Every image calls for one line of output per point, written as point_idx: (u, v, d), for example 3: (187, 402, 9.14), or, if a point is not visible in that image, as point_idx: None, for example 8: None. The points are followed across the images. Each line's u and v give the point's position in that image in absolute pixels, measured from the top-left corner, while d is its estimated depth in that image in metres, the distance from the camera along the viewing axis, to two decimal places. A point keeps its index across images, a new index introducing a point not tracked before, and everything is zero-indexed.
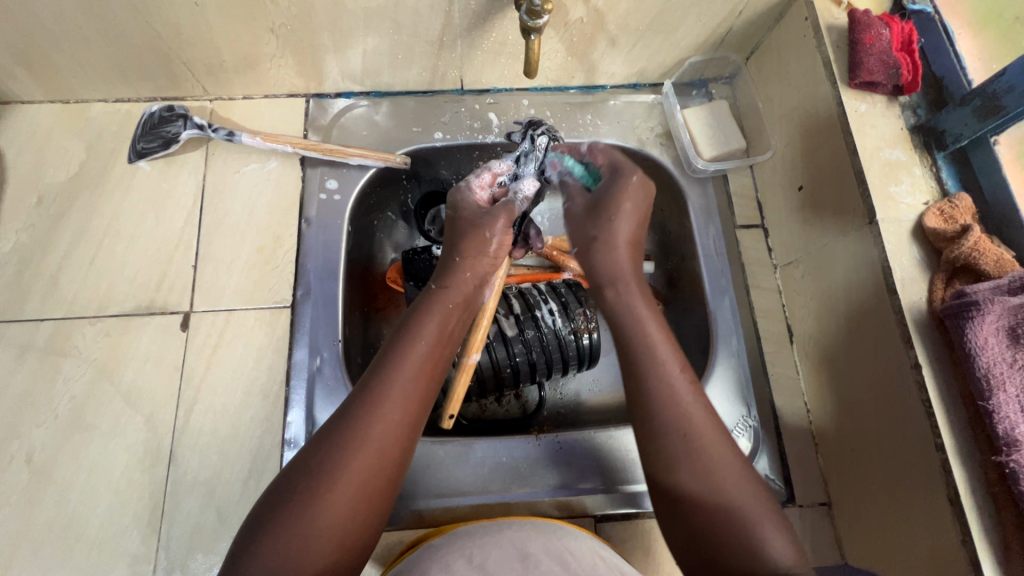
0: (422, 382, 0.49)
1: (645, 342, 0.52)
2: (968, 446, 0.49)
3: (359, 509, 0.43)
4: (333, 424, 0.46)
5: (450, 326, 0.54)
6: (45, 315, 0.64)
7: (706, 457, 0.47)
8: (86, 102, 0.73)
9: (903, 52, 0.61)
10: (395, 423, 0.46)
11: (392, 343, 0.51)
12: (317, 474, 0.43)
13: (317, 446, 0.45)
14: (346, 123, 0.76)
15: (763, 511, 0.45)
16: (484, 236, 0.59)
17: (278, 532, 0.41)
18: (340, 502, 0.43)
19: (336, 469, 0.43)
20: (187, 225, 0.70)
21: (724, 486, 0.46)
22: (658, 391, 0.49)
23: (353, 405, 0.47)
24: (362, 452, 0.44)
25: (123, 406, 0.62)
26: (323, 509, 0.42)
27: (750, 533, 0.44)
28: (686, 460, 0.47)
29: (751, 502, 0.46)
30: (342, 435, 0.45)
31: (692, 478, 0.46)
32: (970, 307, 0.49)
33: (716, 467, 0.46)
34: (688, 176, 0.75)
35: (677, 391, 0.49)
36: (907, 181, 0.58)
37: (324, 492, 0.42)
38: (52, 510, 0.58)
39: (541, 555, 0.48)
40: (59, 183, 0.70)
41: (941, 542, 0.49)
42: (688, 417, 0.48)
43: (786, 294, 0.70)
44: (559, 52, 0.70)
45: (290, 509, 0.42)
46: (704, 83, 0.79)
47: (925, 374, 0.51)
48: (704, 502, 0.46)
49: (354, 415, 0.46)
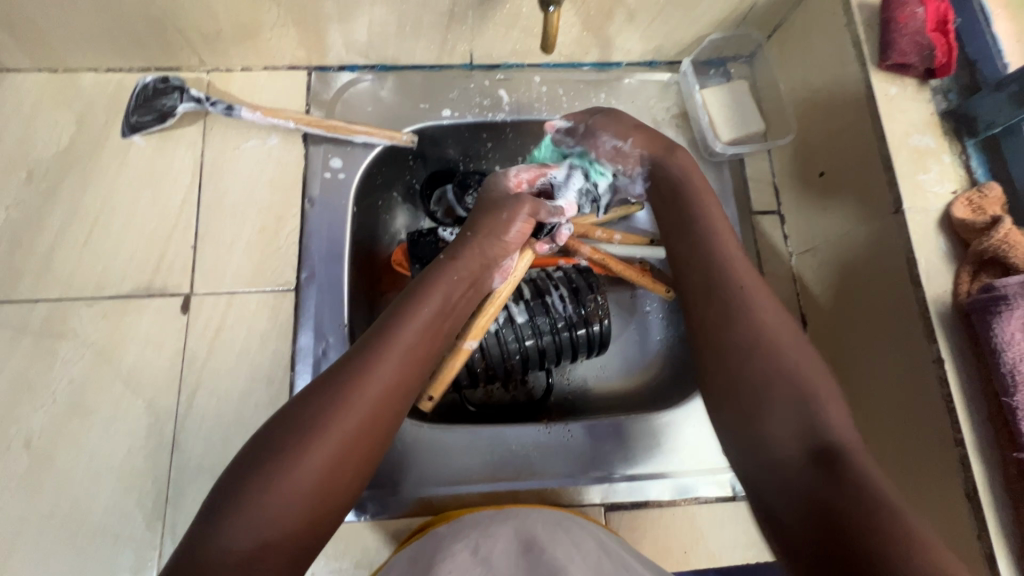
0: (418, 349, 0.50)
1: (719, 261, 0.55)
2: (988, 442, 0.48)
3: (339, 476, 0.43)
4: (326, 382, 0.45)
5: (452, 300, 0.55)
6: (38, 296, 0.62)
7: (774, 345, 0.49)
8: (75, 72, 0.69)
9: (938, 32, 0.57)
10: (387, 389, 0.46)
11: (397, 312, 0.51)
12: (305, 430, 0.42)
13: (307, 401, 0.44)
14: (350, 98, 0.72)
15: (830, 395, 0.47)
16: (496, 215, 0.60)
17: (260, 486, 0.40)
18: (320, 464, 0.41)
19: (325, 426, 0.42)
20: (186, 203, 0.67)
21: (800, 374, 0.48)
22: (736, 307, 0.52)
23: (351, 362, 0.46)
24: (351, 416, 0.44)
25: (124, 389, 0.60)
26: (303, 471, 0.41)
27: (810, 407, 0.46)
28: (750, 343, 0.50)
29: (823, 389, 0.47)
30: (334, 393, 0.44)
31: (762, 360, 0.49)
32: (998, 301, 0.47)
33: (790, 364, 0.48)
34: (704, 159, 0.73)
35: (746, 298, 0.52)
36: (936, 169, 0.56)
37: (306, 451, 0.41)
38: (53, 494, 0.57)
39: (550, 544, 0.49)
40: (49, 157, 0.67)
41: (954, 537, 0.49)
42: (758, 320, 0.51)
43: (801, 283, 0.69)
44: (575, 26, 0.67)
45: (272, 466, 0.40)
46: (722, 62, 0.77)
47: (947, 369, 0.50)
48: (761, 379, 0.49)
49: (348, 376, 0.45)
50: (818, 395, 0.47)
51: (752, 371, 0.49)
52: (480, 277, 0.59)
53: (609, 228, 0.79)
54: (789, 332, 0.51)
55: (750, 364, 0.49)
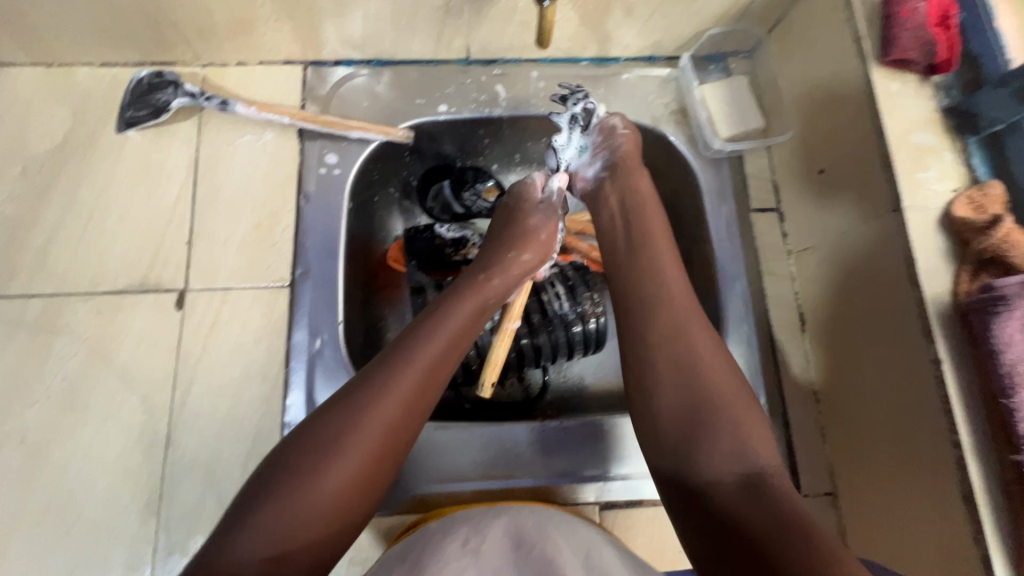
0: (443, 367, 0.50)
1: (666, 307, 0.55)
2: (987, 446, 0.47)
3: (374, 474, 0.44)
4: (351, 396, 0.45)
5: (477, 317, 0.55)
6: (33, 291, 0.62)
7: (704, 378, 0.51)
8: (70, 66, 0.69)
9: (939, 27, 0.56)
10: (412, 406, 0.46)
11: (427, 316, 0.53)
12: (330, 445, 0.42)
13: (331, 415, 0.44)
14: (345, 93, 0.72)
15: (755, 428, 0.48)
16: (535, 234, 0.62)
17: (283, 497, 0.40)
18: (344, 479, 0.42)
19: (351, 440, 0.43)
20: (181, 199, 0.67)
21: (720, 403, 0.49)
22: (676, 325, 0.54)
23: (376, 376, 0.46)
24: (375, 434, 0.44)
25: (119, 385, 0.60)
26: (339, 468, 0.42)
27: (729, 435, 0.48)
28: (680, 373, 0.51)
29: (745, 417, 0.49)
30: (359, 409, 0.44)
31: (682, 393, 0.50)
32: (996, 302, 0.46)
33: (717, 392, 0.50)
34: (703, 156, 0.72)
35: (674, 324, 0.54)
36: (936, 167, 0.54)
37: (330, 465, 0.42)
38: (48, 489, 0.57)
39: (538, 541, 0.49)
40: (44, 152, 0.67)
41: (949, 539, 0.49)
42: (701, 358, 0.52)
43: (799, 280, 0.69)
44: (572, 20, 0.67)
45: (297, 478, 0.41)
46: (722, 56, 0.76)
47: (946, 370, 0.49)
48: (691, 408, 0.50)
49: (372, 391, 0.45)
50: (734, 419, 0.49)
51: (682, 400, 0.50)
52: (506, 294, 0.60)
53: None
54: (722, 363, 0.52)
55: (695, 405, 0.50)
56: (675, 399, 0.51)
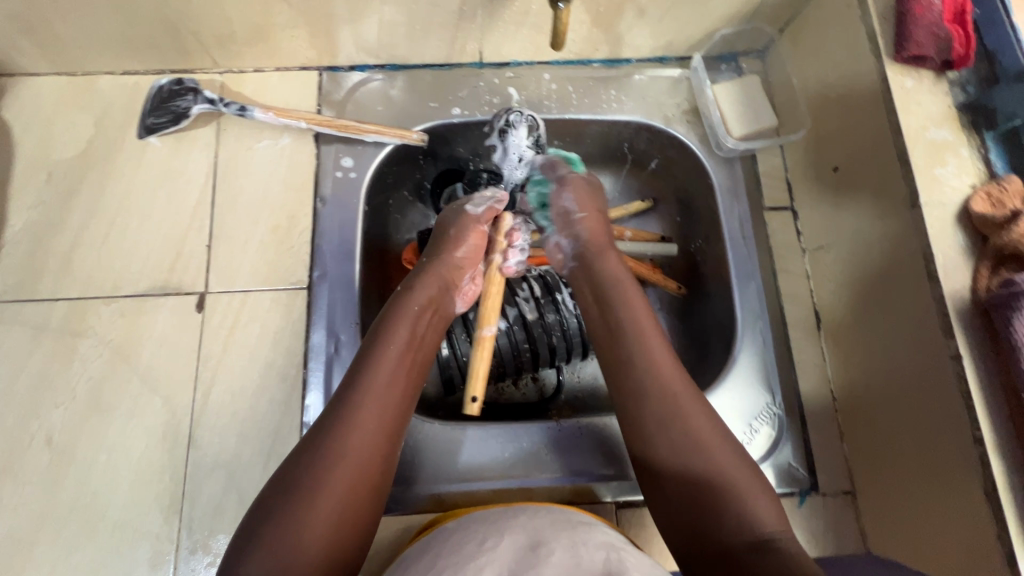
0: (396, 386, 0.51)
1: (656, 375, 0.52)
2: (1010, 442, 0.47)
3: (345, 519, 0.44)
4: (311, 440, 0.46)
5: (418, 330, 0.56)
6: (58, 295, 0.63)
7: (697, 440, 0.48)
8: (92, 75, 0.71)
9: (956, 23, 0.56)
10: (371, 430, 0.47)
11: (370, 340, 0.54)
12: (298, 487, 0.43)
13: (296, 459, 0.45)
14: (360, 97, 0.73)
15: (756, 486, 0.46)
16: (455, 239, 0.62)
17: (263, 547, 0.40)
18: (321, 518, 0.42)
19: (320, 478, 0.43)
20: (200, 203, 0.68)
21: (718, 466, 0.47)
22: (658, 394, 0.51)
23: (333, 413, 0.47)
24: (339, 468, 0.44)
25: (141, 387, 0.62)
26: (300, 537, 0.41)
27: (735, 499, 0.45)
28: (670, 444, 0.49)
29: (743, 477, 0.46)
30: (319, 448, 0.45)
31: (673, 462, 0.48)
32: (1018, 297, 0.46)
33: (711, 453, 0.47)
34: (716, 155, 0.73)
35: (664, 387, 0.51)
36: (954, 162, 0.54)
37: (304, 507, 0.42)
38: (73, 489, 0.58)
39: (552, 543, 0.47)
40: (68, 159, 0.68)
41: (974, 538, 0.48)
42: (691, 427, 0.49)
43: (814, 278, 0.69)
44: (584, 23, 0.68)
45: (273, 524, 0.41)
46: (734, 57, 0.76)
47: (966, 366, 0.49)
48: (689, 476, 0.47)
49: (332, 427, 0.46)
50: (738, 483, 0.46)
51: (677, 469, 0.48)
52: (441, 300, 0.60)
53: (619, 225, 0.78)
54: (714, 429, 0.49)
55: (693, 480, 0.47)
56: (669, 468, 0.48)
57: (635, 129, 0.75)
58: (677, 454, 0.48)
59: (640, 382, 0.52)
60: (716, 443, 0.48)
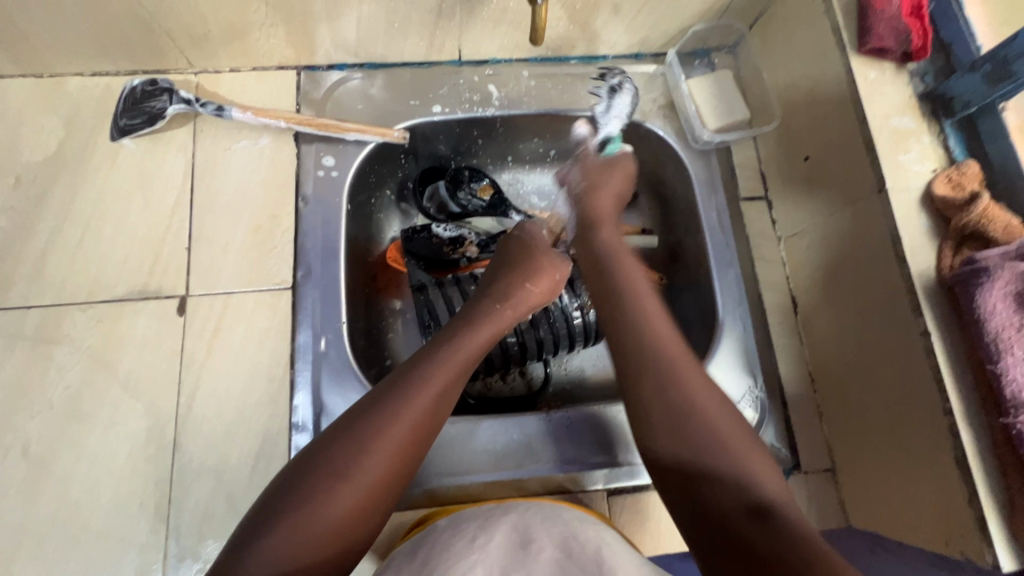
0: (451, 393, 0.50)
1: (675, 373, 0.51)
2: (975, 410, 0.50)
3: (368, 507, 0.44)
4: (354, 421, 0.46)
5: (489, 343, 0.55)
6: (30, 302, 0.62)
7: (696, 404, 0.49)
8: (60, 76, 0.69)
9: (914, 16, 0.59)
10: (418, 431, 0.47)
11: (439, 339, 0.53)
12: (334, 470, 0.43)
13: (336, 439, 0.45)
14: (339, 96, 0.73)
15: (753, 451, 0.47)
16: (545, 251, 0.63)
17: (286, 525, 0.41)
18: (346, 503, 0.42)
19: (356, 465, 0.43)
20: (179, 205, 0.67)
21: (717, 429, 0.48)
22: (649, 353, 0.52)
23: (385, 402, 0.47)
24: (376, 460, 0.44)
25: (122, 394, 0.60)
26: (321, 519, 0.41)
27: (738, 466, 0.45)
28: (675, 400, 0.49)
29: (737, 441, 0.47)
30: (360, 436, 0.45)
31: (676, 411, 0.49)
32: (978, 273, 0.49)
33: (714, 418, 0.48)
34: (692, 148, 0.75)
35: (666, 352, 0.52)
36: (916, 149, 0.57)
37: (334, 492, 0.42)
38: (53, 501, 0.57)
39: (545, 540, 0.48)
40: (38, 163, 0.66)
41: (947, 505, 0.51)
42: (690, 394, 0.49)
43: (790, 265, 0.71)
44: (561, 20, 0.69)
45: (302, 502, 0.42)
46: (707, 52, 0.78)
47: (934, 341, 0.51)
48: (692, 437, 0.47)
49: (379, 417, 0.46)
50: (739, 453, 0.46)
51: (686, 433, 0.48)
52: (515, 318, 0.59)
53: None
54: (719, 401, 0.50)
55: (692, 436, 0.47)
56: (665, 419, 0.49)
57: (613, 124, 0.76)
58: (667, 420, 0.49)
59: (635, 343, 0.53)
60: (715, 408, 0.49)
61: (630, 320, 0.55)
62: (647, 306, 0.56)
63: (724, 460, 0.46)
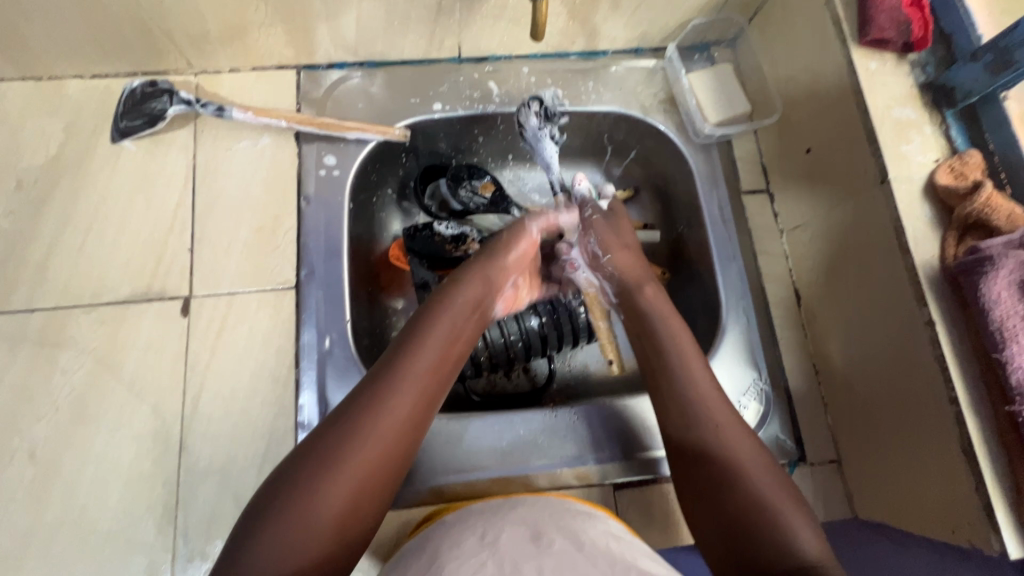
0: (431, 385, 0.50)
1: (717, 428, 0.52)
2: (980, 399, 0.50)
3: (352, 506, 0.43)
4: (335, 421, 0.46)
5: (459, 329, 0.55)
6: (34, 305, 0.62)
7: (741, 463, 0.49)
8: (59, 79, 0.69)
9: (914, 7, 0.58)
10: (396, 428, 0.46)
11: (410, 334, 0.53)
12: (310, 470, 0.43)
13: (315, 440, 0.45)
14: (340, 95, 0.72)
15: (795, 507, 0.46)
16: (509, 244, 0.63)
17: (271, 525, 0.40)
18: (329, 500, 0.42)
19: (335, 463, 0.43)
20: (181, 206, 0.67)
21: (759, 486, 0.48)
22: (696, 407, 0.54)
23: (359, 401, 0.47)
24: (353, 458, 0.44)
25: (128, 396, 0.60)
26: (306, 517, 0.41)
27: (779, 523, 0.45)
28: (718, 455, 0.50)
29: (779, 495, 0.47)
30: (337, 437, 0.44)
31: (719, 461, 0.50)
32: (983, 262, 0.49)
33: (757, 472, 0.48)
34: (693, 142, 0.75)
35: (713, 412, 0.53)
36: (918, 139, 0.57)
37: (312, 494, 0.42)
38: (60, 504, 0.57)
39: (554, 533, 0.47)
40: (39, 165, 0.66)
41: (955, 494, 0.51)
42: (731, 448, 0.50)
43: (793, 257, 0.71)
44: (561, 15, 0.69)
45: (285, 499, 0.41)
46: (706, 47, 0.78)
47: (939, 330, 0.51)
48: (733, 493, 0.48)
49: (357, 415, 0.46)
50: (783, 510, 0.46)
51: (726, 488, 0.48)
52: (484, 300, 0.58)
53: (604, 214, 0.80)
54: (765, 461, 0.50)
55: (735, 488, 0.48)
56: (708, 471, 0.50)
57: (613, 119, 0.76)
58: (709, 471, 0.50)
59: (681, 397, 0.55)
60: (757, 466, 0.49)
61: (674, 377, 0.56)
62: (694, 362, 0.57)
63: (764, 516, 0.46)
